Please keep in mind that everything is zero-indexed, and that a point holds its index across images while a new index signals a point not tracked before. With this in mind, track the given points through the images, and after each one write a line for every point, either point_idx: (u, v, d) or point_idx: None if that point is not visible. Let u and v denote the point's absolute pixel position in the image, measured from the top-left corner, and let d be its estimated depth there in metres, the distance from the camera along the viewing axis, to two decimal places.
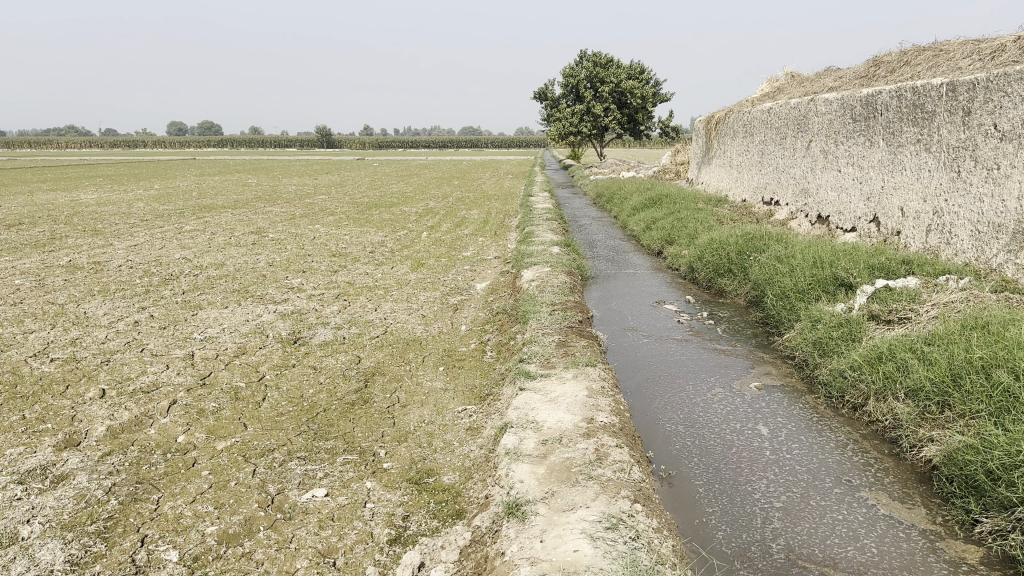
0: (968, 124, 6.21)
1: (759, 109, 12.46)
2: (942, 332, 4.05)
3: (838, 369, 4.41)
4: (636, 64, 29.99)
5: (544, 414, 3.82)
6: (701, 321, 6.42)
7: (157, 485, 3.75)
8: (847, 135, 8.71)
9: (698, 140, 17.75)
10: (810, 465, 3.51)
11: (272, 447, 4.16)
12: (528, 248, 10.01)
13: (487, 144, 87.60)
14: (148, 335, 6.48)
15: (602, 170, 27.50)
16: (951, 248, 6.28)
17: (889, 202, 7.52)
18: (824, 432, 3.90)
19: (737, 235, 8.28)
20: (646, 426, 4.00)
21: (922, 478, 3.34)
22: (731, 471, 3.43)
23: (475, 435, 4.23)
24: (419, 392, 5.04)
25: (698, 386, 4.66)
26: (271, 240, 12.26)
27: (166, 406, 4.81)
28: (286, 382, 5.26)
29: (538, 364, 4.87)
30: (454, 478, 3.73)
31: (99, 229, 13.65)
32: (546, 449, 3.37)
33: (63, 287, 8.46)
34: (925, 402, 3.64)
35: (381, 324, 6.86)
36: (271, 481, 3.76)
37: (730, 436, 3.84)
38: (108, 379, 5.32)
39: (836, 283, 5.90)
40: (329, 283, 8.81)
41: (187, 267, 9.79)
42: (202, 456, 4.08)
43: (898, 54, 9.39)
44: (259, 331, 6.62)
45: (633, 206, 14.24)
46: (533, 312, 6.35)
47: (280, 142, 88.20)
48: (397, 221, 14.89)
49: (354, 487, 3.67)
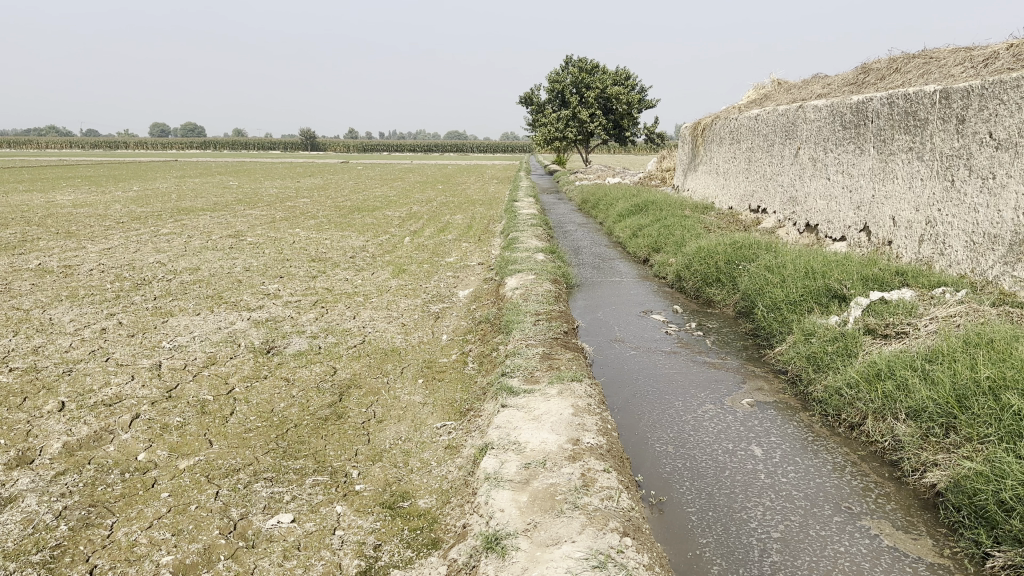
0: (962, 132, 6.07)
1: (746, 117, 12.33)
2: (943, 348, 3.88)
3: (833, 386, 4.24)
4: (622, 70, 29.93)
5: (527, 434, 3.60)
6: (689, 333, 6.23)
7: (112, 509, 3.49)
8: (837, 142, 8.58)
9: (683, 147, 17.63)
10: (807, 490, 3.32)
11: (238, 467, 3.91)
12: (512, 255, 9.81)
13: (472, 147, 87.54)
14: (115, 343, 6.19)
15: (587, 175, 27.40)
16: (945, 259, 6.14)
17: (880, 211, 7.38)
18: (821, 453, 3.72)
19: (726, 243, 8.10)
20: (634, 446, 3.79)
21: (925, 505, 3.16)
22: (726, 496, 3.23)
23: (454, 454, 4.00)
24: (396, 406, 4.81)
25: (688, 402, 4.46)
26: (250, 244, 11.97)
27: (128, 421, 4.54)
28: (256, 395, 5.01)
29: (521, 378, 4.65)
30: (430, 502, 3.50)
31: (73, 231, 13.30)
32: (528, 473, 3.15)
33: (30, 292, 8.13)
34: (928, 423, 3.46)
35: (360, 333, 6.61)
36: (235, 504, 3.52)
37: (722, 458, 3.64)
38: (68, 391, 5.04)
39: (829, 294, 5.72)
40: (307, 288, 8.55)
41: (161, 272, 9.48)
42: (163, 476, 3.82)
43: (887, 60, 9.29)
44: (231, 340, 6.35)
45: (619, 212, 14.08)
46: (517, 322, 6.14)
47: (264, 144, 87.81)
48: (379, 226, 14.62)
49: (323, 512, 3.44)
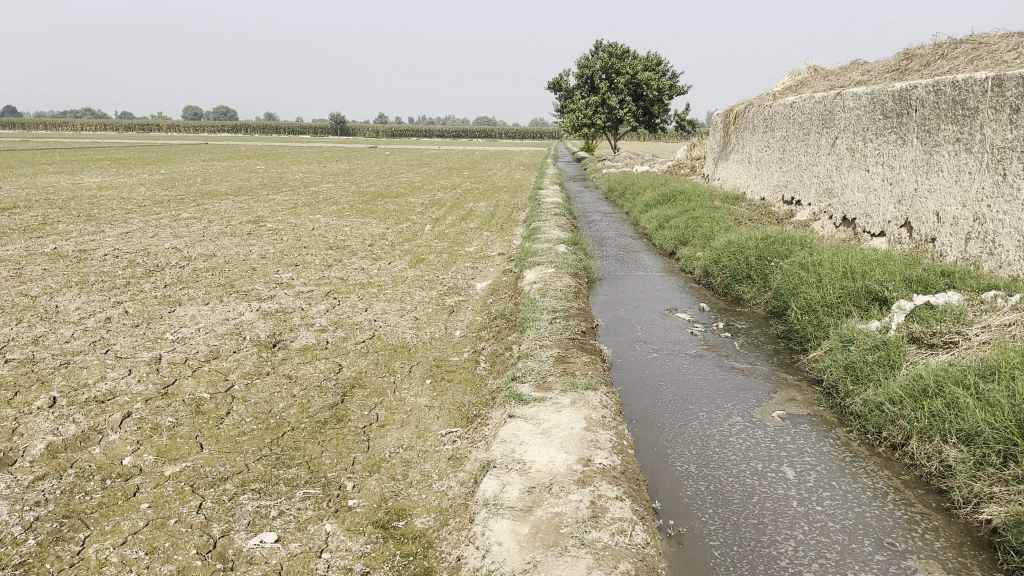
0: (1015, 123, 5.61)
1: (780, 104, 11.81)
2: (999, 365, 3.48)
3: (873, 401, 3.87)
4: (653, 55, 29.26)
5: (533, 452, 3.28)
6: (717, 333, 5.87)
7: (86, 521, 3.22)
8: (877, 132, 8.10)
9: (715, 135, 17.05)
10: (844, 522, 2.97)
11: (226, 476, 3.65)
12: (532, 246, 9.47)
13: (500, 133, 87.12)
14: (118, 334, 5.98)
15: (616, 162, 26.84)
16: (994, 259, 5.70)
17: (923, 207, 6.92)
18: (860, 477, 3.37)
19: (758, 237, 7.69)
20: (652, 465, 3.47)
21: (980, 544, 2.81)
22: (753, 528, 2.90)
23: (456, 467, 3.71)
24: (400, 409, 4.52)
25: (713, 413, 4.11)
26: (269, 230, 11.78)
27: (118, 419, 4.30)
28: (255, 394, 4.75)
29: (533, 385, 4.32)
30: (427, 523, 3.22)
31: (93, 214, 13.16)
32: (531, 499, 2.84)
33: (40, 278, 7.97)
34: (984, 449, 3.09)
35: (370, 327, 6.33)
36: (217, 519, 3.25)
37: (750, 481, 3.30)
38: (62, 386, 4.81)
39: (870, 297, 5.31)
40: (321, 278, 8.29)
41: (175, 257, 9.31)
42: (146, 484, 3.57)
43: (932, 46, 8.76)
44: (236, 332, 6.12)
45: (647, 203, 13.66)
46: (533, 320, 5.81)
47: (293, 129, 88.18)
48: (400, 213, 14.33)
49: (310, 531, 3.17)
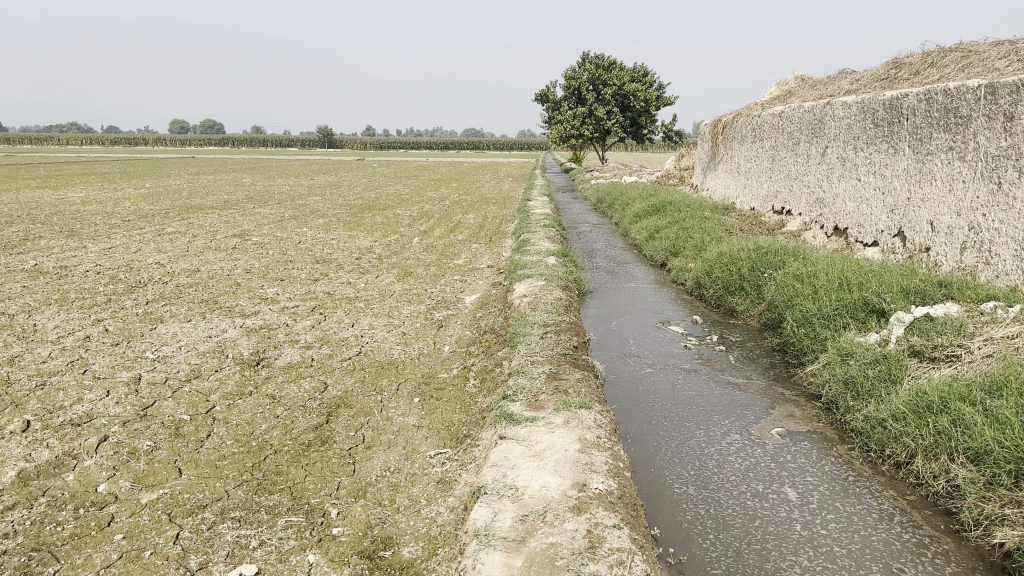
0: (1010, 130, 5.54)
1: (769, 114, 11.76)
2: (1006, 381, 3.37)
3: (876, 417, 3.76)
4: (639, 67, 29.34)
5: (526, 476, 3.14)
6: (710, 347, 5.76)
7: (56, 554, 3.05)
8: (869, 141, 8.04)
9: (703, 145, 17.01)
10: (850, 547, 2.84)
11: (205, 503, 3.49)
12: (522, 258, 9.35)
13: (487, 146, 87.28)
14: (96, 353, 5.80)
15: (605, 173, 26.82)
16: (991, 269, 5.62)
17: (917, 216, 6.85)
18: (864, 498, 3.25)
19: (750, 248, 7.60)
20: (650, 488, 3.33)
21: (993, 569, 2.70)
22: (756, 555, 2.77)
23: (445, 492, 3.56)
24: (388, 429, 4.37)
25: (710, 431, 3.99)
26: (254, 244, 11.60)
27: (94, 443, 4.13)
28: (237, 416, 4.59)
29: (524, 404, 4.18)
30: (416, 552, 3.08)
31: (76, 229, 12.95)
32: (525, 529, 2.70)
33: (19, 296, 7.77)
34: (993, 469, 2.98)
35: (357, 344, 6.17)
36: (194, 551, 3.09)
37: (751, 503, 3.17)
38: (36, 409, 4.62)
39: (867, 308, 5.21)
40: (307, 293, 8.13)
41: (158, 273, 9.12)
42: (122, 513, 3.40)
43: (921, 54, 8.73)
44: (219, 350, 5.95)
45: (636, 213, 13.58)
46: (524, 334, 5.68)
47: (280, 140, 88.12)
48: (388, 226, 14.18)
49: (293, 562, 3.01)
